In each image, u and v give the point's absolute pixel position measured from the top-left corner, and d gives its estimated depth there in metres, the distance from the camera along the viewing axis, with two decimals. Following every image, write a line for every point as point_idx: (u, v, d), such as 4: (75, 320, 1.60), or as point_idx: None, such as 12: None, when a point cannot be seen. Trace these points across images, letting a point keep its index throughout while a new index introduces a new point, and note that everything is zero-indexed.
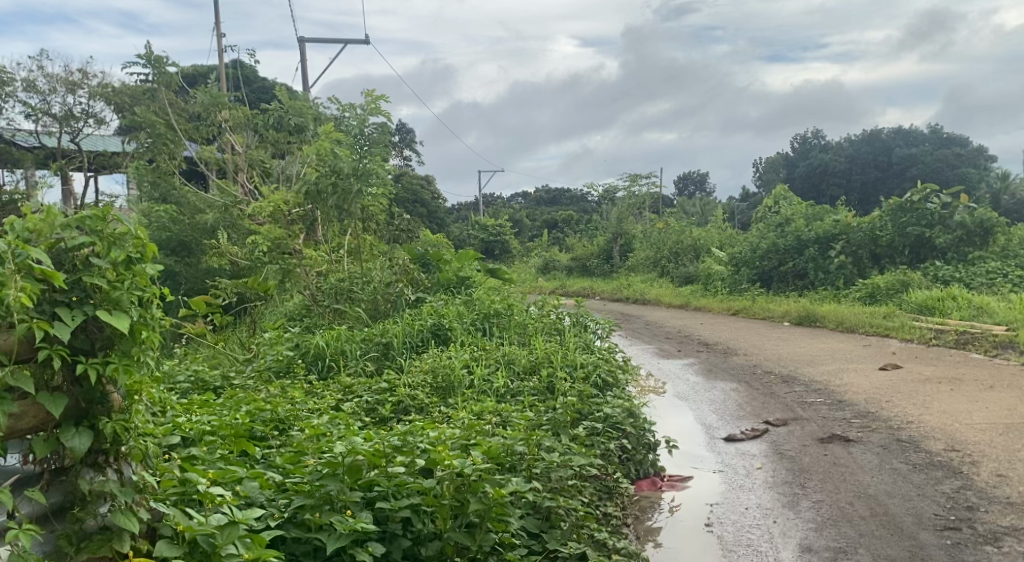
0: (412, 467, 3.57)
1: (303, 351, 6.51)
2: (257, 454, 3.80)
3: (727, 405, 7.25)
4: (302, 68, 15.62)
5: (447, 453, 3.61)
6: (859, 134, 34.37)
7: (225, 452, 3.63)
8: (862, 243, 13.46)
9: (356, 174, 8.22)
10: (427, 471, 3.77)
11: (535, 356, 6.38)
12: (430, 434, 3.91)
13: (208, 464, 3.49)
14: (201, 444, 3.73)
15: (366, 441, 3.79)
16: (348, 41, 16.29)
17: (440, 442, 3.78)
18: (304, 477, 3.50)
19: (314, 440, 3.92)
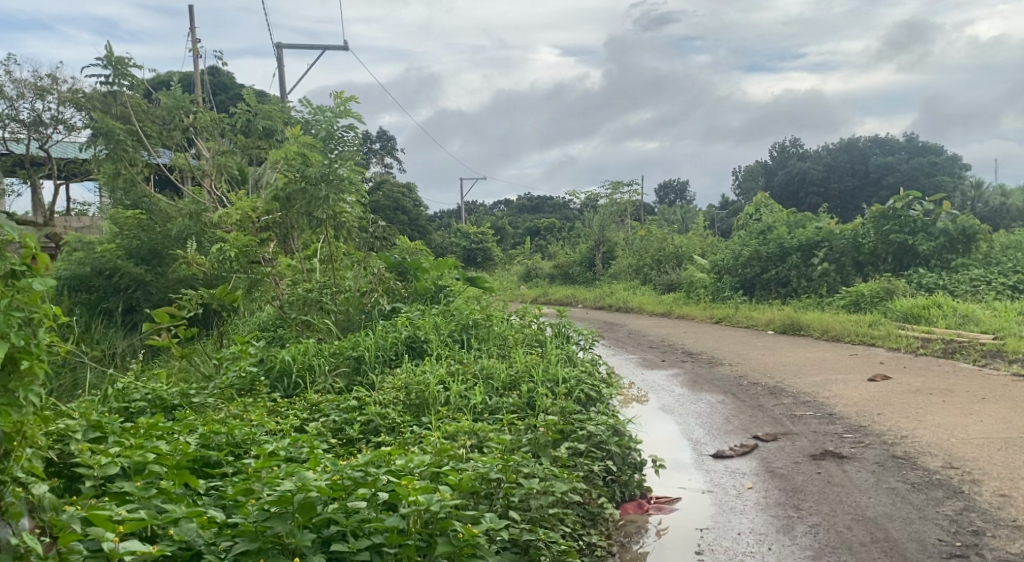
0: (373, 502, 3.40)
1: (269, 367, 6.21)
2: (203, 487, 3.61)
3: (714, 419, 6.99)
4: (277, 73, 15.27)
5: (413, 487, 3.40)
6: (837, 143, 34.42)
7: (164, 488, 3.44)
8: (845, 250, 13.27)
9: (325, 180, 7.94)
10: (392, 504, 3.57)
11: (515, 370, 6.07)
12: (397, 462, 3.70)
13: (145, 504, 3.33)
14: (141, 478, 3.53)
15: (324, 471, 3.59)
16: (323, 47, 15.94)
17: (407, 473, 3.58)
18: (248, 515, 3.33)
19: (268, 469, 3.71)
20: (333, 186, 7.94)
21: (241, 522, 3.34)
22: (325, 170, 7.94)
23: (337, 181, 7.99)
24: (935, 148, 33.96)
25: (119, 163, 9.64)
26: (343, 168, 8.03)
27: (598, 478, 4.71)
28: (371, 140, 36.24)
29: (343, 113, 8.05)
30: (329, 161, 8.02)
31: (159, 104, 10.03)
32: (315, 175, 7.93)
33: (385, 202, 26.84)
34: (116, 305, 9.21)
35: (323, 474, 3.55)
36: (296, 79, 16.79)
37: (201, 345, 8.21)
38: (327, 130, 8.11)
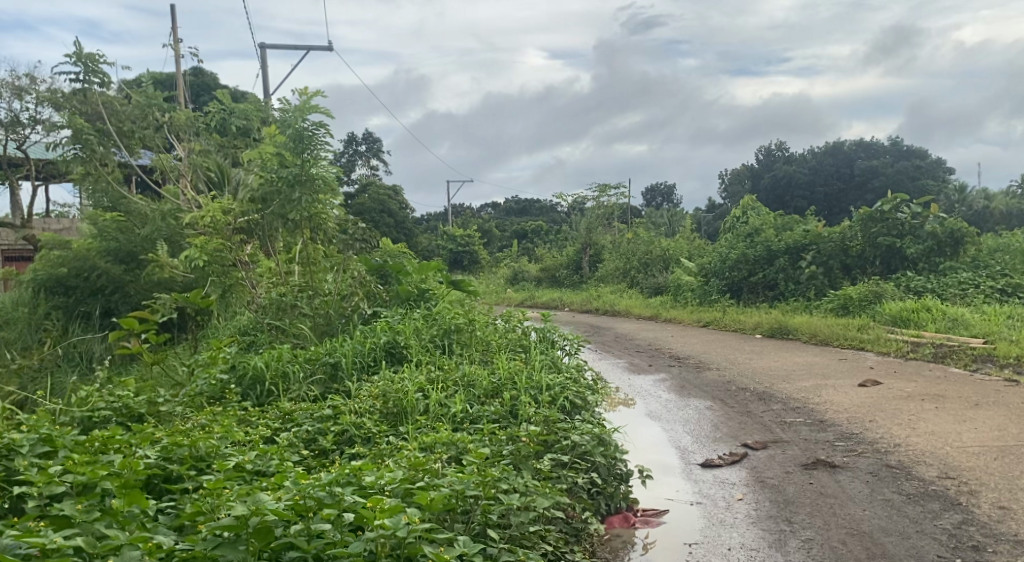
0: (337, 524, 3.24)
1: (241, 374, 6.01)
2: (155, 508, 3.44)
3: (703, 426, 6.81)
4: (260, 74, 15.02)
5: (379, 510, 3.25)
6: (822, 147, 34.43)
7: (110, 512, 3.27)
8: (833, 253, 13.13)
9: (295, 181, 7.82)
10: (358, 525, 3.42)
11: (497, 377, 5.87)
12: (365, 481, 3.54)
13: (88, 530, 3.17)
14: (87, 500, 3.35)
15: (285, 491, 3.43)
16: (307, 47, 15.70)
17: (374, 494, 3.42)
18: (200, 542, 3.18)
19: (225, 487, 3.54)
20: (305, 188, 7.84)
21: (191, 548, 3.17)
22: (296, 171, 7.81)
23: (308, 182, 7.85)
24: (919, 151, 34.03)
25: (90, 164, 9.31)
26: (314, 167, 7.85)
27: (582, 490, 4.52)
28: (357, 142, 35.99)
29: (310, 109, 7.81)
30: (301, 161, 7.83)
31: (131, 104, 9.65)
32: (287, 177, 7.79)
33: (370, 205, 26.61)
34: (91, 308, 8.98)
35: (285, 495, 3.39)
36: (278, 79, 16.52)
37: (174, 352, 7.97)
38: (296, 130, 7.72)
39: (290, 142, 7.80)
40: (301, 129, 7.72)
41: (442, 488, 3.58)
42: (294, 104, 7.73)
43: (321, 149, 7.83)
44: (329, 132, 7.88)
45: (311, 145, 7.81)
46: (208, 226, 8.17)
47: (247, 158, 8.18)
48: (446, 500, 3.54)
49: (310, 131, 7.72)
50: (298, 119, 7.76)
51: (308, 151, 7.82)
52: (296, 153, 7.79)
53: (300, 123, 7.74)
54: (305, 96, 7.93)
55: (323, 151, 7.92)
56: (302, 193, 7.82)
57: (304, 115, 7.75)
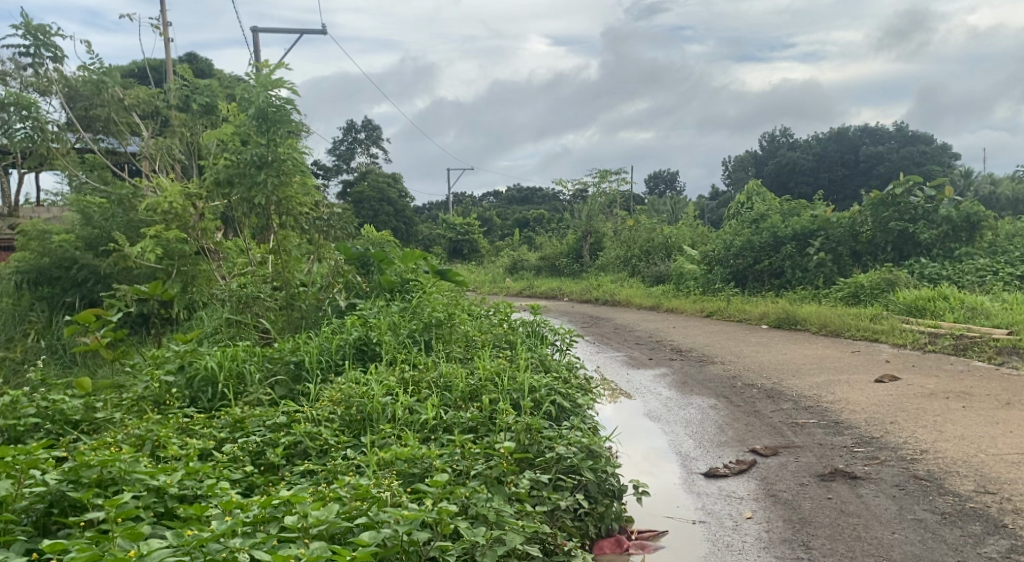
0: None
1: (189, 375, 5.42)
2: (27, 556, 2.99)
3: (706, 428, 6.20)
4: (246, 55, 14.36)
5: None
6: (826, 132, 33.71)
7: None
8: (842, 239, 12.50)
9: (261, 163, 7.27)
10: None
11: (477, 377, 5.26)
12: (282, 531, 3.07)
13: None
14: None
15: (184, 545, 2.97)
16: (297, 30, 15.05)
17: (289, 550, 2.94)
18: None
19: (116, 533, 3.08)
20: (272, 170, 7.28)
21: None
22: (260, 151, 7.25)
23: (275, 163, 7.30)
24: (925, 137, 33.32)
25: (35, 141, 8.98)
26: (281, 147, 7.30)
27: (566, 514, 3.93)
28: (356, 130, 35.34)
29: (274, 84, 7.21)
30: (266, 141, 7.28)
31: (80, 81, 8.68)
32: (251, 159, 7.23)
33: (369, 193, 25.96)
34: (56, 301, 8.44)
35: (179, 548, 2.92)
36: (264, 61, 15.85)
37: (135, 351, 7.38)
38: (258, 107, 7.14)
39: (253, 121, 7.24)
40: (265, 105, 7.15)
41: (373, 537, 3.09)
42: (255, 79, 7.16)
43: (286, 126, 7.28)
44: (296, 107, 7.28)
45: (276, 123, 7.25)
46: (168, 212, 7.57)
47: (210, 139, 7.61)
48: (375, 552, 3.05)
49: (274, 108, 7.15)
50: (261, 95, 7.18)
51: (273, 130, 7.27)
52: (260, 132, 7.25)
53: (263, 99, 7.14)
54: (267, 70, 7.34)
55: (289, 128, 7.36)
56: (266, 174, 7.24)
57: (267, 90, 7.16)
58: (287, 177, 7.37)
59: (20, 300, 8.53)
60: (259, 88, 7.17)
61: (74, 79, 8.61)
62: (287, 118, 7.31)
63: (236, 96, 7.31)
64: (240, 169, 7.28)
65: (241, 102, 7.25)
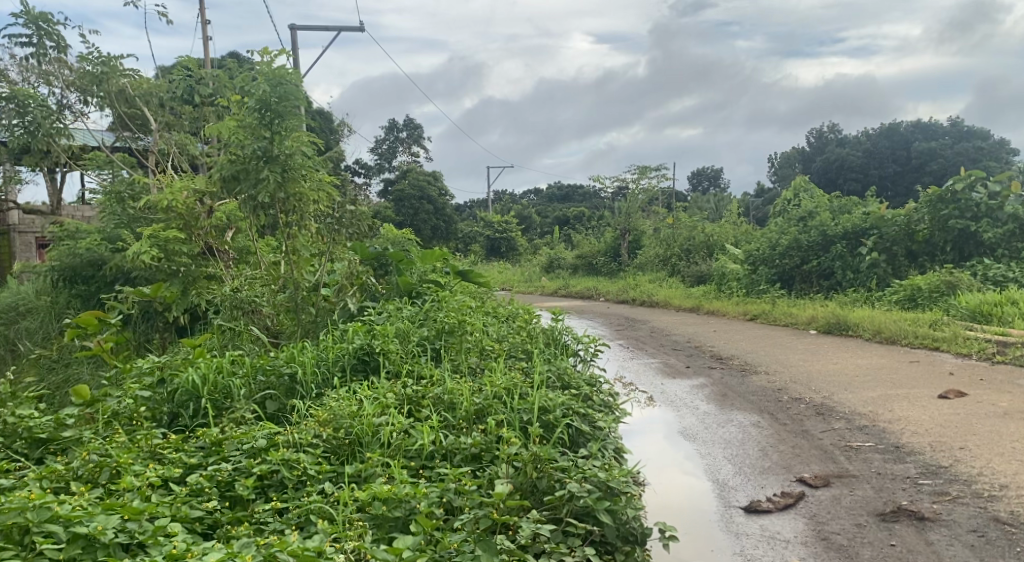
0: None
1: (169, 388, 4.82)
2: None
3: (748, 451, 5.55)
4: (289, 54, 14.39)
5: None
6: (878, 127, 32.50)
7: None
8: (897, 238, 11.66)
9: (265, 157, 6.71)
10: None
11: (485, 395, 4.67)
12: None
13: None
14: None
15: None
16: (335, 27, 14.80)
17: None
18: None
19: None
20: (277, 165, 6.72)
21: None
22: (264, 145, 6.70)
23: (280, 157, 6.74)
24: (982, 132, 31.90)
25: (38, 137, 8.71)
26: (286, 141, 6.74)
27: None
28: (397, 128, 34.94)
29: (275, 72, 6.63)
30: (270, 134, 6.72)
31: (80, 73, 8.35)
32: (254, 152, 6.68)
33: (409, 190, 25.39)
34: (87, 298, 8.17)
35: None
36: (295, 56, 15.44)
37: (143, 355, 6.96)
38: (260, 97, 6.58)
39: (255, 112, 6.68)
40: (268, 95, 6.58)
41: None
42: (257, 67, 6.61)
43: (292, 118, 6.72)
44: (300, 97, 6.71)
45: (280, 115, 6.69)
46: (168, 211, 7.12)
47: (212, 133, 7.08)
48: None
49: (276, 98, 6.60)
50: (262, 84, 6.61)
51: (277, 122, 6.70)
52: (264, 124, 6.68)
53: (266, 88, 6.58)
54: (270, 57, 6.76)
55: (296, 120, 6.80)
56: (270, 170, 6.67)
57: (270, 80, 6.60)
58: (294, 172, 6.79)
59: (59, 297, 8.31)
60: (262, 77, 6.61)
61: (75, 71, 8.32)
62: (292, 109, 6.75)
63: (237, 86, 6.77)
64: (244, 164, 6.74)
65: (243, 92, 6.71)
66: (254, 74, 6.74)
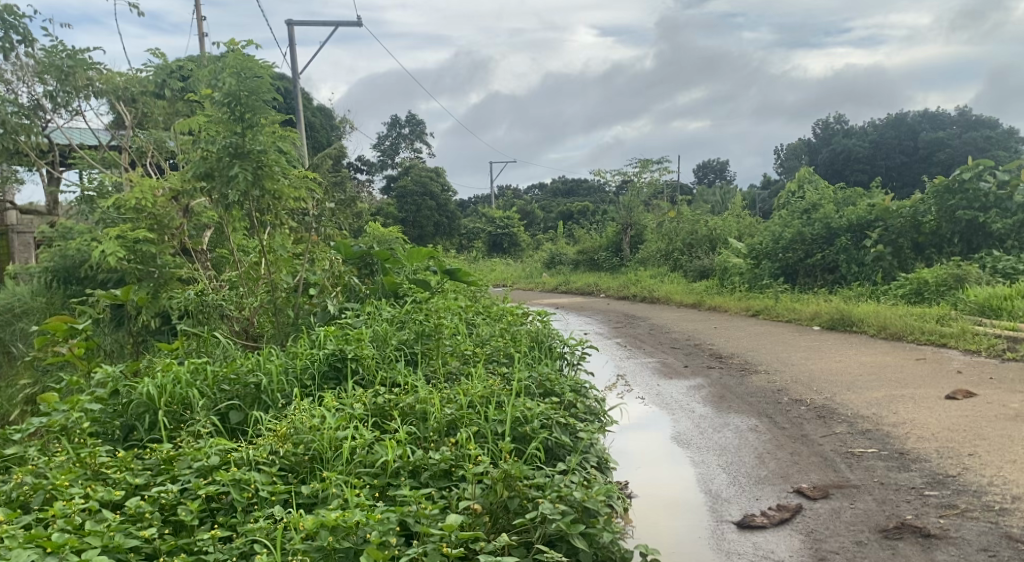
0: None
1: (124, 400, 4.54)
2: None
3: (744, 459, 5.24)
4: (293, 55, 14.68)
5: None
6: (884, 118, 32.08)
7: None
8: (903, 230, 11.31)
9: (235, 153, 6.41)
10: None
11: (459, 404, 4.38)
12: None
13: None
14: None
15: None
16: (331, 23, 14.65)
17: None
18: None
19: None
20: (248, 161, 6.41)
21: None
22: (234, 140, 6.41)
23: (252, 153, 6.44)
24: (990, 121, 31.44)
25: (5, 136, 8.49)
26: (258, 136, 6.45)
27: None
28: (400, 124, 34.70)
29: (243, 63, 6.33)
30: (242, 129, 6.43)
31: (45, 66, 8.19)
32: (225, 148, 6.39)
33: (411, 187, 25.09)
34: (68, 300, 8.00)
35: None
36: (292, 52, 15.18)
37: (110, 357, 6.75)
38: (228, 91, 6.29)
39: (225, 107, 6.38)
40: (237, 89, 6.30)
41: None
42: (225, 59, 6.32)
43: (263, 112, 6.42)
44: (271, 89, 6.42)
45: (250, 109, 6.39)
46: (138, 210, 6.83)
47: (182, 128, 6.80)
48: None
49: (245, 91, 6.31)
50: (230, 76, 6.31)
51: (248, 116, 6.41)
52: (234, 119, 6.40)
53: (234, 81, 6.29)
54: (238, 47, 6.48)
55: (267, 113, 6.50)
56: (240, 166, 6.37)
57: (238, 72, 6.31)
58: (267, 169, 6.48)
59: (54, 296, 8.38)
60: (230, 69, 6.32)
61: (40, 64, 8.16)
62: (263, 102, 6.45)
63: (205, 79, 6.47)
64: (214, 161, 6.44)
65: (210, 85, 6.43)
66: (221, 67, 6.44)
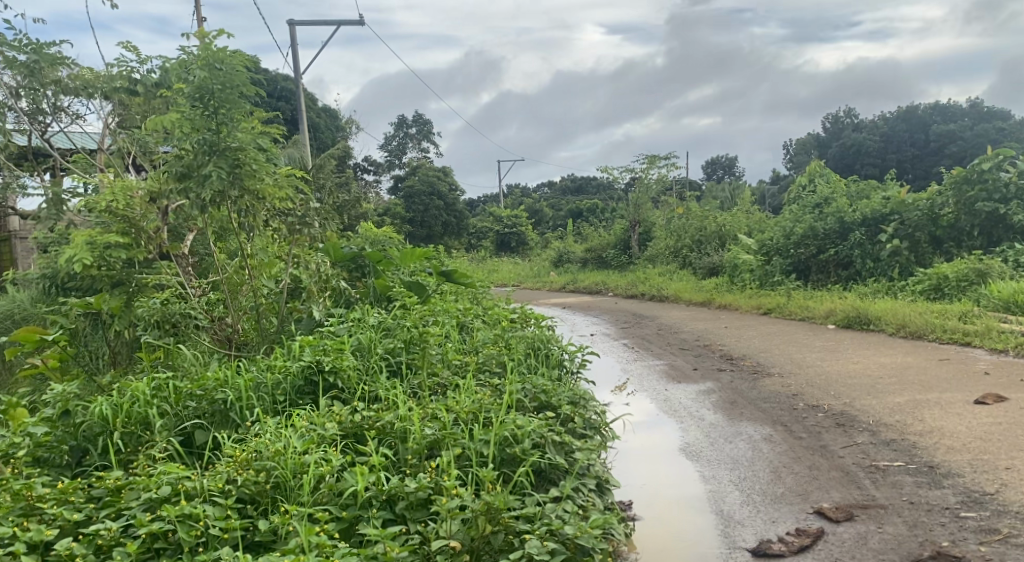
0: None
1: (76, 421, 4.18)
2: None
3: (758, 474, 4.81)
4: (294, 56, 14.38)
5: None
6: (895, 111, 31.53)
7: None
8: (920, 223, 10.84)
9: (211, 150, 6.02)
10: None
11: (443, 421, 3.98)
12: None
13: None
14: None
15: None
16: (331, 21, 14.32)
17: None
18: None
19: None
20: (224, 159, 6.01)
21: None
22: (208, 137, 6.01)
23: (228, 151, 6.04)
24: (1003, 113, 30.86)
25: None
26: (234, 132, 6.06)
27: None
28: (407, 124, 34.36)
29: (214, 56, 5.95)
30: (216, 125, 6.03)
31: (11, 63, 7.79)
32: (198, 145, 5.98)
33: (418, 187, 24.63)
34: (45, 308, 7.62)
35: None
36: (294, 53, 14.83)
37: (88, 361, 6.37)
38: (199, 85, 5.91)
39: (197, 103, 5.99)
40: (208, 82, 5.92)
41: None
42: (195, 49, 5.94)
43: (238, 107, 6.04)
44: (244, 82, 6.04)
45: (225, 103, 6.01)
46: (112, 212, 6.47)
47: (154, 126, 6.40)
48: None
49: (217, 84, 5.93)
50: (201, 69, 5.92)
51: (222, 111, 6.02)
52: (207, 114, 6.00)
53: (204, 74, 5.90)
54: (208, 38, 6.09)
55: (243, 108, 6.11)
56: (214, 164, 5.97)
57: (209, 64, 5.92)
58: (245, 167, 6.08)
59: (50, 303, 8.19)
60: (201, 61, 5.93)
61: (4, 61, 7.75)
62: (238, 95, 6.07)
63: (174, 74, 6.08)
64: (188, 159, 6.06)
65: (180, 79, 6.04)
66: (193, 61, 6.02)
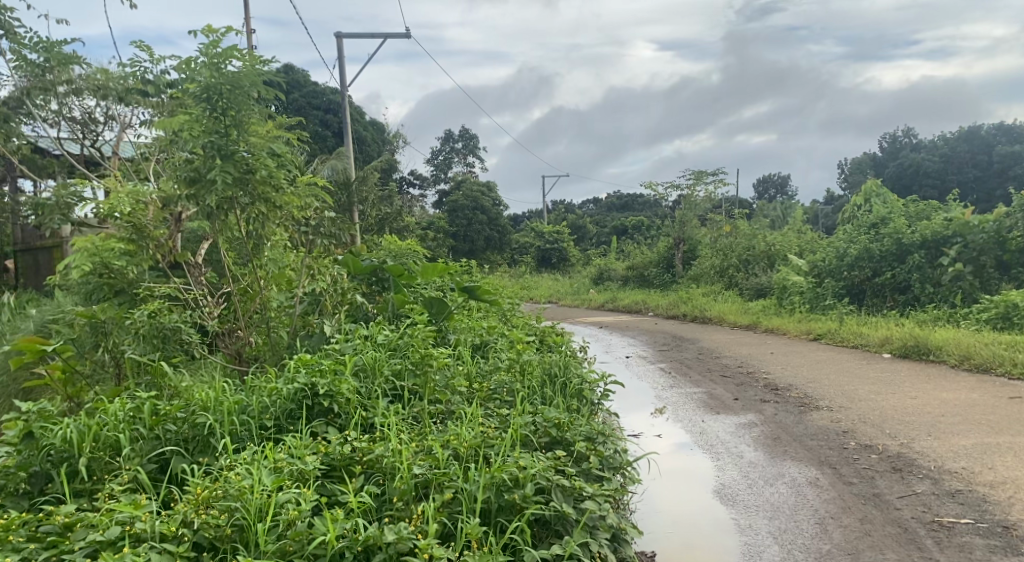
0: None
1: (40, 445, 3.78)
2: None
3: (803, 526, 4.24)
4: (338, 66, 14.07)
5: None
6: (956, 131, 30.36)
7: None
8: (985, 247, 10.11)
9: (219, 154, 5.62)
10: None
11: (436, 458, 3.51)
12: None
13: None
14: None
15: None
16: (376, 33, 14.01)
17: None
18: None
19: None
20: (232, 165, 5.61)
21: None
22: (216, 140, 5.61)
23: (237, 155, 5.65)
24: None
25: None
26: (243, 136, 5.67)
27: None
28: (453, 139, 34.14)
29: (222, 55, 5.56)
30: (225, 127, 5.64)
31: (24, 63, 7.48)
32: (206, 149, 5.59)
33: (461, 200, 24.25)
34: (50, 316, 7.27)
35: None
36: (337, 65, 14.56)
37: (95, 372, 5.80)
38: (206, 84, 5.53)
39: (204, 103, 5.61)
40: (216, 83, 5.54)
41: None
42: (203, 47, 5.56)
43: (248, 108, 5.65)
44: (253, 83, 5.65)
45: (235, 105, 5.63)
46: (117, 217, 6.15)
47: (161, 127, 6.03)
48: None
49: (224, 84, 5.54)
50: (209, 69, 5.54)
51: (232, 112, 5.64)
52: (215, 116, 5.62)
53: (211, 74, 5.52)
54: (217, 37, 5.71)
55: (255, 112, 5.74)
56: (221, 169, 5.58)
57: (217, 63, 5.54)
58: (255, 174, 5.70)
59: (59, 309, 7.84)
60: (208, 60, 5.55)
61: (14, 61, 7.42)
62: (249, 97, 5.68)
63: (182, 74, 5.70)
64: (195, 163, 5.66)
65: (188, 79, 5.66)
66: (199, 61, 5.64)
